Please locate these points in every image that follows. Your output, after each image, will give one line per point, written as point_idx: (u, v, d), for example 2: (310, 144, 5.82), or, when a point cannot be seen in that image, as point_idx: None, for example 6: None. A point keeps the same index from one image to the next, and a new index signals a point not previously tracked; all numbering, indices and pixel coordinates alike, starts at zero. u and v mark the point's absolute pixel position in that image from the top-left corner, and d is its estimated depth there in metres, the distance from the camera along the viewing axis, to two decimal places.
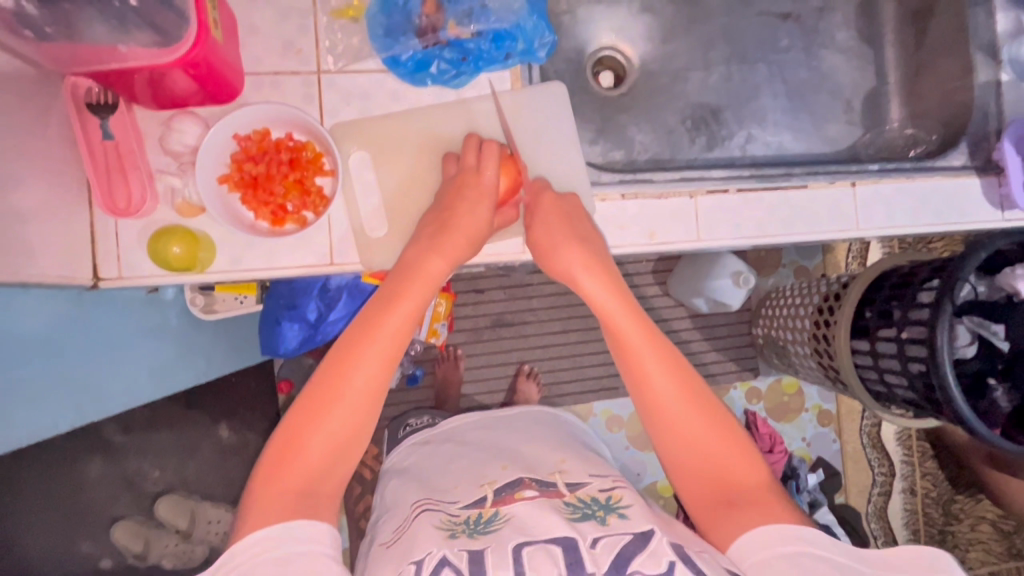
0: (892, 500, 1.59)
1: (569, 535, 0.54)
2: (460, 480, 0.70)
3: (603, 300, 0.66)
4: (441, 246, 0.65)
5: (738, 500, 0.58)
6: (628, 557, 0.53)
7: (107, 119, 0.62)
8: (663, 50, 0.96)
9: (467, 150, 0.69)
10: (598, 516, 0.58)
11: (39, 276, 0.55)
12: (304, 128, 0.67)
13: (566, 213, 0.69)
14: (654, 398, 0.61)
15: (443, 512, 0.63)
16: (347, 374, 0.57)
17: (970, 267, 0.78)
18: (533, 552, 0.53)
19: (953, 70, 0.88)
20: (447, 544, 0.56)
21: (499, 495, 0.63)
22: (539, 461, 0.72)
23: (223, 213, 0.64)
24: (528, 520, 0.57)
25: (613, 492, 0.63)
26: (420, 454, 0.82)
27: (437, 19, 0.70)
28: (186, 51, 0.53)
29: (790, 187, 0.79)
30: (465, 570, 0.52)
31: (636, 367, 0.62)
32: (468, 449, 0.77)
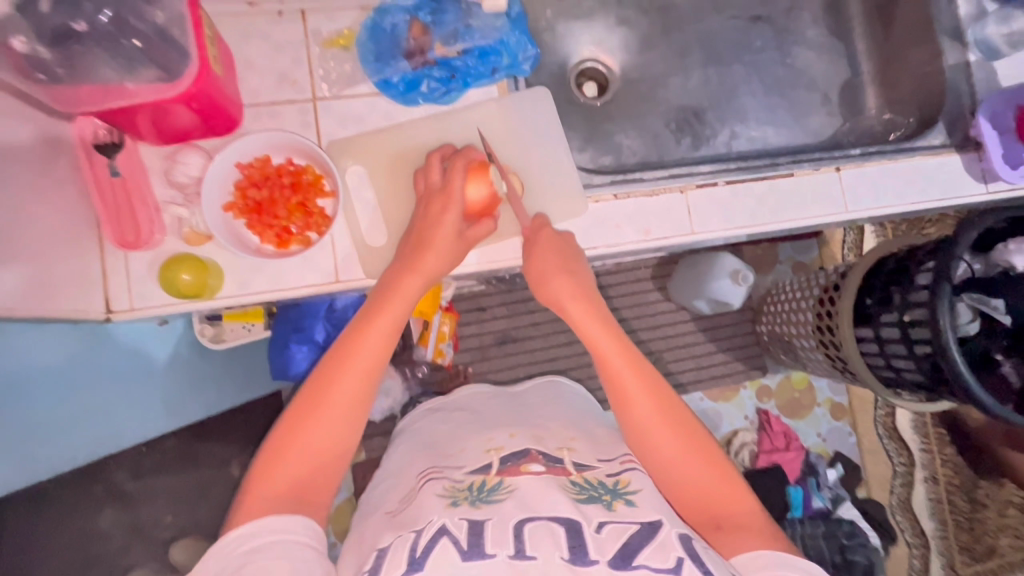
0: (915, 490, 1.57)
1: (574, 518, 0.55)
2: (467, 446, 0.71)
3: (595, 339, 0.68)
4: (421, 264, 0.66)
5: (725, 526, 0.60)
6: (635, 547, 0.53)
7: (114, 158, 0.65)
8: (642, 58, 1.00)
9: (433, 164, 0.70)
10: (604, 500, 0.59)
11: (50, 311, 0.56)
12: (303, 152, 0.69)
13: (561, 248, 0.71)
14: (642, 426, 0.64)
15: (447, 479, 0.64)
16: (335, 414, 0.59)
17: (965, 245, 0.81)
18: (535, 527, 0.54)
19: (923, 56, 0.91)
20: (448, 512, 0.57)
21: (505, 464, 0.65)
22: (547, 432, 0.73)
23: (231, 239, 0.66)
24: (533, 496, 0.58)
25: (622, 477, 0.63)
26: (429, 418, 0.83)
27: (424, 40, 0.73)
28: (189, 86, 0.56)
29: (776, 177, 0.81)
30: (464, 539, 0.53)
31: (624, 401, 0.66)
32: (478, 419, 0.79)
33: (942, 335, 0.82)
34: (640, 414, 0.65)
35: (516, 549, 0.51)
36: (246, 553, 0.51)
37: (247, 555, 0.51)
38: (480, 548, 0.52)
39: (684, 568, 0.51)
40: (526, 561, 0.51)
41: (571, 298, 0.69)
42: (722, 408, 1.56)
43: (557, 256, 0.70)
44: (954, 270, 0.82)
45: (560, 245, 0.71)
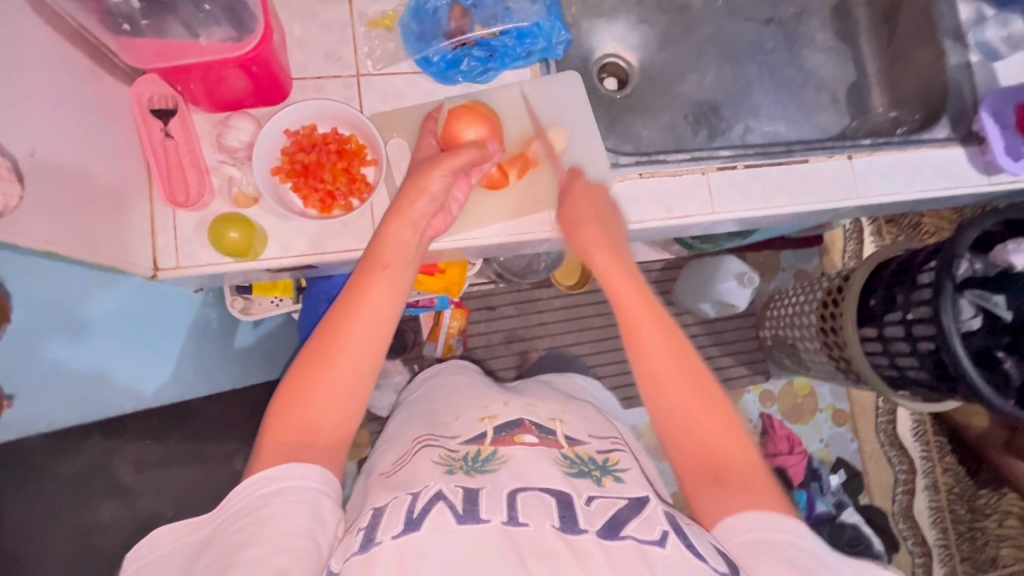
0: (916, 498, 1.58)
1: (565, 492, 0.57)
2: (460, 414, 0.73)
3: (618, 285, 0.69)
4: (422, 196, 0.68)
5: (728, 481, 0.59)
6: (622, 520, 0.55)
7: (167, 122, 0.68)
8: (661, 56, 1.05)
9: (430, 126, 0.73)
10: (594, 476, 0.61)
11: (104, 257, 0.59)
12: (348, 122, 0.72)
13: (595, 200, 0.74)
14: (654, 370, 0.64)
15: (441, 447, 0.66)
16: (348, 354, 0.60)
17: (965, 245, 0.84)
18: (528, 498, 0.56)
19: (927, 57, 0.97)
20: (444, 479, 0.58)
21: (499, 435, 0.66)
22: (543, 403, 0.75)
23: (277, 200, 0.69)
24: (526, 467, 0.60)
25: (611, 456, 0.66)
26: (425, 391, 0.86)
27: (464, 23, 0.77)
28: (252, 49, 0.60)
29: (791, 163, 0.86)
30: (460, 505, 0.54)
31: (639, 347, 0.65)
32: (470, 389, 0.81)
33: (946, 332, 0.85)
34: (654, 359, 0.64)
35: (508, 516, 0.53)
36: (263, 499, 0.53)
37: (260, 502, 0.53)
38: (475, 513, 0.53)
39: (669, 541, 0.52)
40: (519, 527, 0.52)
41: (595, 245, 0.71)
42: None
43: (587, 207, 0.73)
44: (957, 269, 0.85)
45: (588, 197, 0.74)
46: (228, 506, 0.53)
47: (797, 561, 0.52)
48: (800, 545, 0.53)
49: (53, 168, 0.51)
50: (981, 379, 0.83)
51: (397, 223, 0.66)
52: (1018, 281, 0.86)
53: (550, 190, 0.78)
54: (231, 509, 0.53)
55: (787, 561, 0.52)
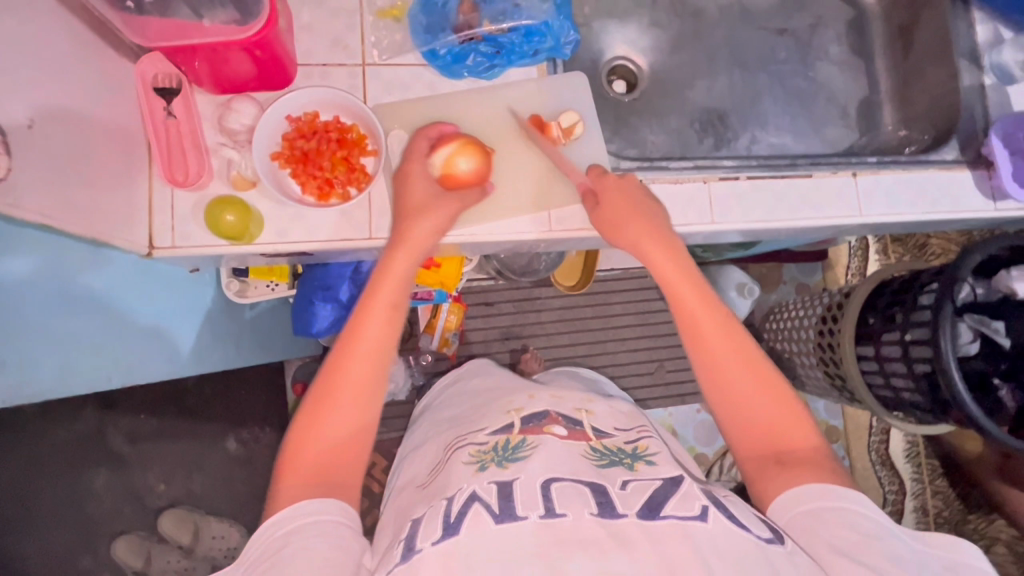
0: (904, 519, 1.58)
1: (598, 482, 0.59)
2: (488, 411, 0.77)
3: (667, 276, 0.69)
4: (431, 214, 0.69)
5: (787, 462, 0.61)
6: (659, 501, 0.56)
7: (171, 101, 0.67)
8: (672, 60, 1.04)
9: (417, 140, 0.73)
10: (625, 462, 0.64)
11: (102, 234, 0.59)
12: (350, 112, 0.72)
13: (629, 196, 0.73)
14: (709, 356, 0.65)
15: (472, 444, 0.69)
16: (358, 366, 0.63)
17: (968, 267, 0.84)
18: (562, 487, 0.57)
19: (940, 76, 0.96)
20: (477, 478, 0.60)
21: (528, 425, 0.70)
22: (567, 394, 0.79)
23: (274, 186, 0.69)
24: (553, 456, 0.62)
25: (640, 443, 0.70)
26: (453, 392, 0.90)
27: (473, 17, 0.76)
28: (257, 32, 0.60)
29: (795, 176, 0.85)
30: (495, 504, 0.55)
31: (697, 334, 0.66)
32: (496, 386, 0.85)
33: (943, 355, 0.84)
34: (712, 346, 0.65)
35: (545, 508, 0.54)
36: (286, 536, 0.54)
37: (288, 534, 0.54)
38: (512, 511, 0.54)
39: (709, 514, 0.54)
40: (558, 517, 0.53)
41: (631, 222, 0.71)
42: None
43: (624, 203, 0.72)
44: (957, 293, 0.85)
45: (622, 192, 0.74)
46: (247, 554, 0.55)
47: (860, 526, 0.54)
48: (858, 512, 0.55)
49: (54, 136, 0.51)
50: (975, 405, 0.82)
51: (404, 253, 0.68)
52: (1017, 308, 0.86)
53: (552, 188, 0.77)
54: (252, 552, 0.55)
55: (849, 529, 0.54)
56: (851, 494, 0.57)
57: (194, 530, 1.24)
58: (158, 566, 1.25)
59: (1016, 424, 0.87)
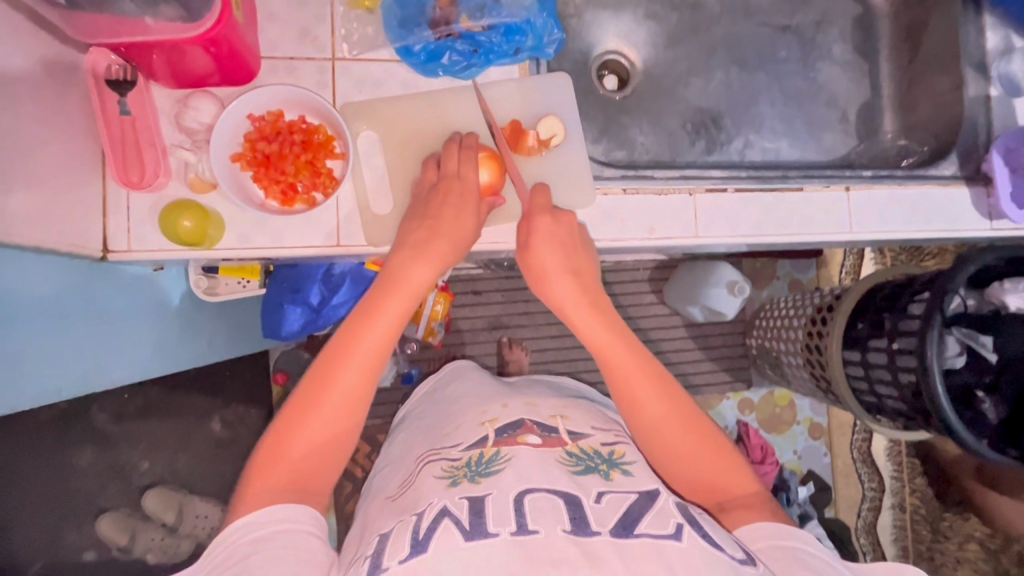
0: (881, 515, 1.60)
1: (571, 492, 0.56)
2: (460, 423, 0.71)
3: (594, 337, 0.68)
4: (427, 255, 0.66)
5: (728, 508, 0.62)
6: (635, 516, 0.55)
7: (125, 95, 0.64)
8: (666, 56, 0.99)
9: (449, 155, 0.70)
10: (602, 470, 0.61)
11: (52, 244, 0.56)
12: (317, 112, 0.68)
13: (560, 237, 0.70)
14: (641, 415, 0.65)
15: (445, 458, 0.64)
16: (335, 405, 0.61)
17: (959, 280, 0.80)
18: (535, 501, 0.55)
19: (945, 84, 0.91)
20: (449, 493, 0.57)
21: (502, 435, 0.65)
22: (541, 400, 0.74)
23: (234, 189, 0.66)
24: (529, 467, 0.59)
25: (617, 447, 0.66)
26: (430, 404, 0.85)
27: (450, 11, 0.72)
28: (209, 29, 0.56)
29: (785, 190, 0.81)
30: (466, 520, 0.53)
31: (629, 396, 0.65)
32: (473, 392, 0.80)
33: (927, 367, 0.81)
34: (645, 406, 0.64)
35: (517, 525, 0.52)
36: (254, 543, 0.54)
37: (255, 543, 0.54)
38: (483, 528, 0.52)
39: (684, 533, 0.53)
40: (529, 535, 0.52)
41: (558, 274, 0.69)
42: None
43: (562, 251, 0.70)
44: (947, 304, 0.82)
45: (564, 236, 0.71)
46: (216, 551, 0.55)
47: (810, 563, 0.54)
48: (805, 547, 0.56)
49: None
50: (956, 417, 0.80)
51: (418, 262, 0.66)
52: (1010, 322, 0.84)
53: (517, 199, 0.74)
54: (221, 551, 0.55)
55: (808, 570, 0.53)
56: (799, 533, 0.58)
57: (178, 509, 1.17)
58: (142, 544, 1.17)
59: (997, 437, 0.85)
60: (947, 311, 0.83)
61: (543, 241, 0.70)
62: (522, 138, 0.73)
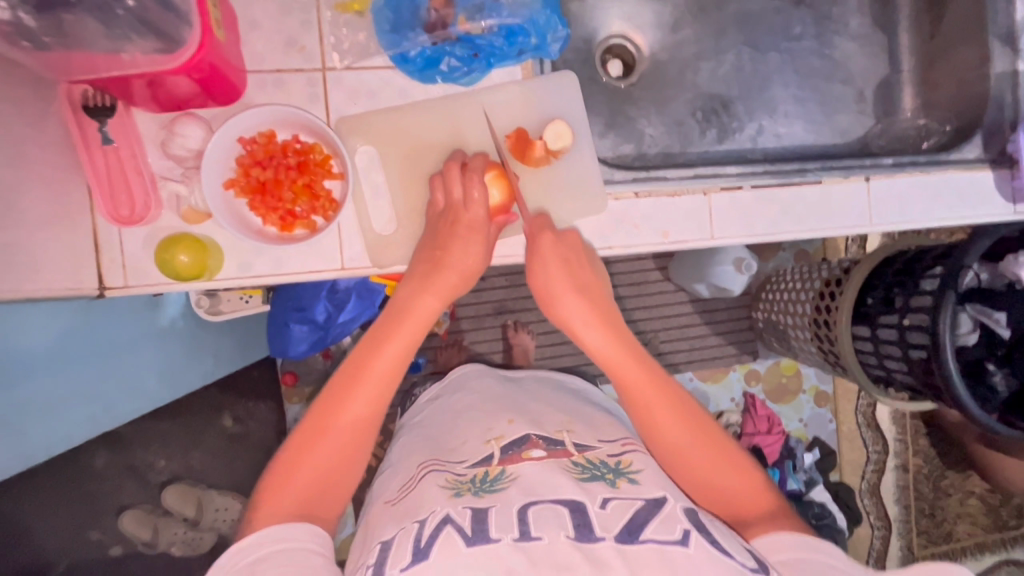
0: (885, 476, 1.60)
1: (578, 498, 0.54)
2: (466, 437, 0.69)
3: (602, 348, 0.66)
4: (434, 286, 0.65)
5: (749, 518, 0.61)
6: (640, 522, 0.53)
7: (104, 122, 0.60)
8: (674, 38, 0.93)
9: (454, 177, 0.66)
10: (607, 479, 0.58)
11: (42, 291, 0.54)
12: (311, 130, 0.65)
13: (564, 251, 0.69)
14: (652, 421, 0.63)
15: (448, 471, 0.62)
16: (339, 436, 0.58)
17: (977, 254, 0.77)
18: (540, 510, 0.53)
19: (970, 60, 0.87)
20: (451, 503, 0.55)
21: (506, 454, 0.63)
22: (545, 416, 0.71)
23: (231, 220, 0.63)
24: (535, 479, 0.57)
25: (623, 458, 0.63)
26: (431, 409, 0.81)
27: (447, 12, 0.67)
28: (191, 56, 0.52)
29: (803, 184, 0.78)
30: (468, 526, 0.52)
31: (641, 405, 0.64)
32: (478, 403, 0.76)
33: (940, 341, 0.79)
34: (658, 417, 0.63)
35: (520, 532, 0.51)
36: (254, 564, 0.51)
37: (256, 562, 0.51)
38: (485, 533, 0.51)
39: (691, 539, 0.52)
40: (532, 541, 0.50)
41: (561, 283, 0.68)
42: (709, 390, 1.55)
43: (566, 263, 0.69)
44: (961, 281, 0.79)
45: (565, 249, 0.69)
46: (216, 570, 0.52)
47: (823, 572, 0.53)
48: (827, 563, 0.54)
49: None
50: (967, 391, 0.79)
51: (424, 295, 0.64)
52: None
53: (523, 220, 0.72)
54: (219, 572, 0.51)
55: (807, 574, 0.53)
56: (810, 540, 0.57)
57: (197, 504, 1.15)
58: (165, 538, 1.15)
59: (1006, 412, 0.84)
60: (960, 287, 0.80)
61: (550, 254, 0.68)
62: (530, 148, 0.69)
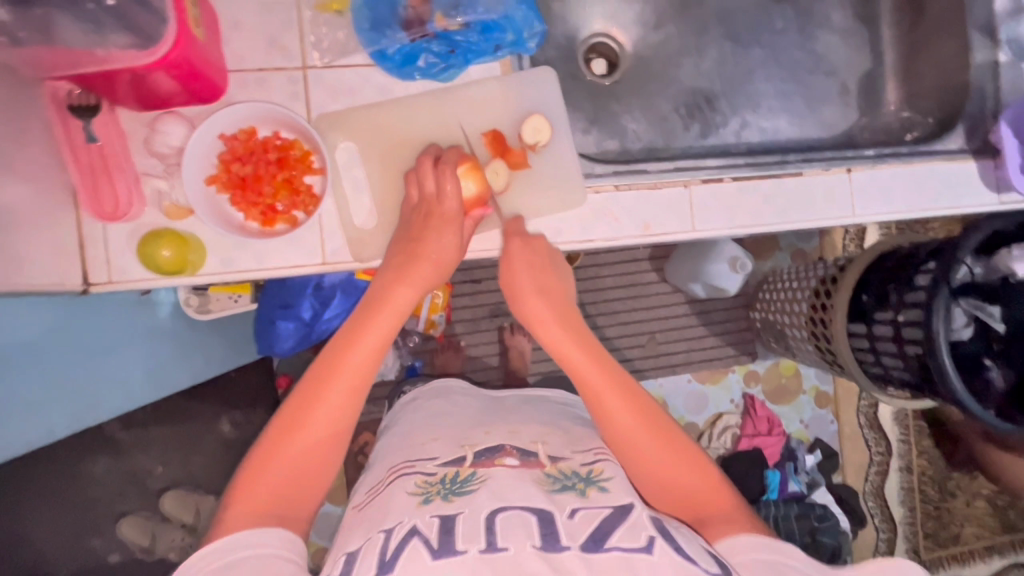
0: (889, 478, 1.57)
1: (545, 509, 0.53)
2: (440, 438, 0.69)
3: (565, 351, 0.64)
4: (410, 278, 0.64)
5: (707, 520, 0.61)
6: (606, 531, 0.52)
7: (90, 120, 0.61)
8: (656, 36, 0.94)
9: (426, 170, 0.67)
10: (578, 488, 0.58)
11: (25, 284, 0.55)
12: (290, 126, 0.66)
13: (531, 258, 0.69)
14: (613, 425, 0.62)
15: (418, 473, 0.61)
16: (317, 428, 0.59)
17: (969, 248, 0.77)
18: (508, 518, 0.52)
19: (952, 51, 0.87)
20: (419, 512, 0.54)
21: (479, 458, 0.63)
22: (525, 427, 0.70)
23: (211, 214, 0.64)
24: (505, 486, 0.57)
25: (595, 467, 0.62)
26: (409, 412, 0.81)
27: (424, 10, 0.69)
28: (168, 52, 0.53)
29: (785, 175, 0.79)
30: (435, 539, 0.50)
31: (602, 410, 0.62)
32: (459, 413, 0.76)
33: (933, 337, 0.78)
34: (617, 420, 0.61)
35: (487, 542, 0.50)
36: (222, 568, 0.51)
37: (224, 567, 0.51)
38: (450, 545, 0.50)
39: (656, 547, 0.50)
40: (499, 552, 0.49)
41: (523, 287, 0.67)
42: (708, 392, 1.54)
43: (532, 271, 0.69)
44: (953, 274, 0.78)
45: (531, 256, 0.70)
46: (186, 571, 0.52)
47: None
48: (790, 564, 0.54)
49: None
50: (962, 384, 0.77)
51: (402, 287, 0.64)
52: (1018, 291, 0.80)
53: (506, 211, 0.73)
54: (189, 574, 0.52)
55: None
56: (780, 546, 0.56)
57: None
58: None
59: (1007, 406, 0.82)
60: (953, 281, 0.79)
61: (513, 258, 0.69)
62: (498, 147, 0.71)
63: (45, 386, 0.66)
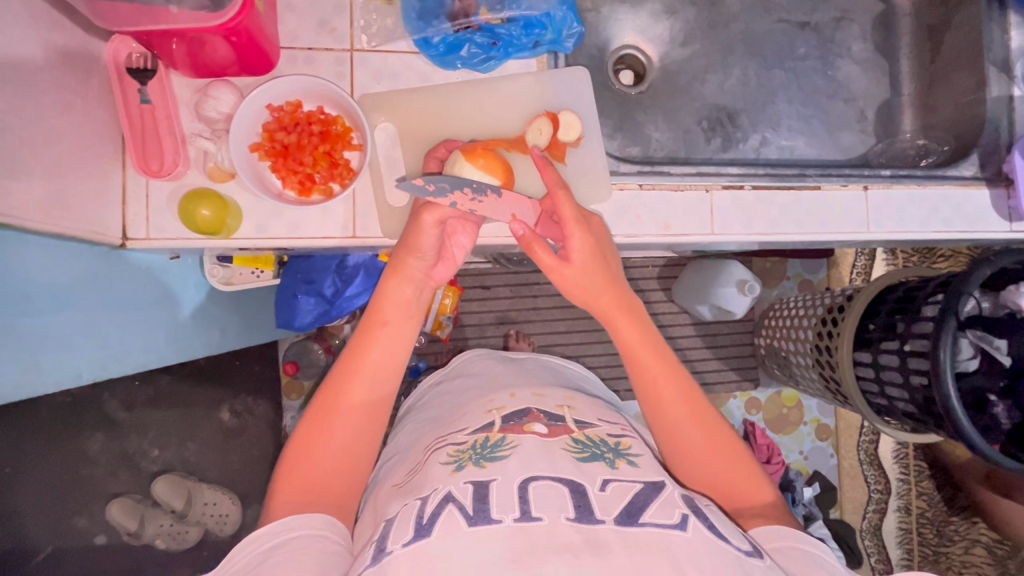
0: (886, 518, 1.55)
1: (578, 479, 0.54)
2: (468, 410, 0.70)
3: (629, 338, 0.66)
4: (400, 271, 0.66)
5: (742, 513, 0.62)
6: (639, 505, 0.52)
7: (145, 84, 0.64)
8: (683, 52, 0.98)
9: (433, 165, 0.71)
10: (607, 458, 0.58)
11: (73, 229, 0.57)
12: (335, 103, 0.69)
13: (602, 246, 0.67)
14: (659, 409, 0.65)
15: (450, 444, 0.62)
16: (345, 420, 0.62)
17: (976, 282, 0.74)
18: (541, 488, 0.53)
19: (969, 83, 0.90)
20: (454, 478, 0.55)
21: (508, 423, 0.63)
22: (548, 391, 0.72)
23: (255, 179, 0.67)
24: (535, 454, 0.57)
25: (623, 440, 0.63)
26: (435, 392, 0.83)
27: (470, 3, 0.72)
28: (232, 18, 0.56)
29: (802, 187, 0.81)
30: (470, 506, 0.51)
31: (655, 398, 0.65)
32: (480, 383, 0.78)
33: (940, 368, 0.76)
34: (668, 407, 0.64)
35: (521, 511, 0.50)
36: (280, 543, 0.53)
37: (301, 540, 0.54)
38: (486, 513, 0.50)
39: (689, 524, 0.51)
40: (533, 521, 0.49)
41: (593, 270, 0.65)
42: None
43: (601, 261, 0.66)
44: (961, 308, 0.76)
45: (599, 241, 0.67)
46: (231, 564, 0.53)
47: (825, 564, 0.54)
48: (818, 552, 0.56)
49: (20, 125, 0.48)
50: (969, 422, 0.75)
51: (395, 282, 0.66)
52: None
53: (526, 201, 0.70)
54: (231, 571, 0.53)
55: (812, 565, 0.54)
56: (807, 538, 0.58)
57: (187, 497, 1.16)
58: (152, 530, 1.16)
59: (1010, 443, 0.80)
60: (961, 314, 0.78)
61: (576, 263, 0.65)
62: (516, 146, 0.74)
63: (76, 333, 0.67)
